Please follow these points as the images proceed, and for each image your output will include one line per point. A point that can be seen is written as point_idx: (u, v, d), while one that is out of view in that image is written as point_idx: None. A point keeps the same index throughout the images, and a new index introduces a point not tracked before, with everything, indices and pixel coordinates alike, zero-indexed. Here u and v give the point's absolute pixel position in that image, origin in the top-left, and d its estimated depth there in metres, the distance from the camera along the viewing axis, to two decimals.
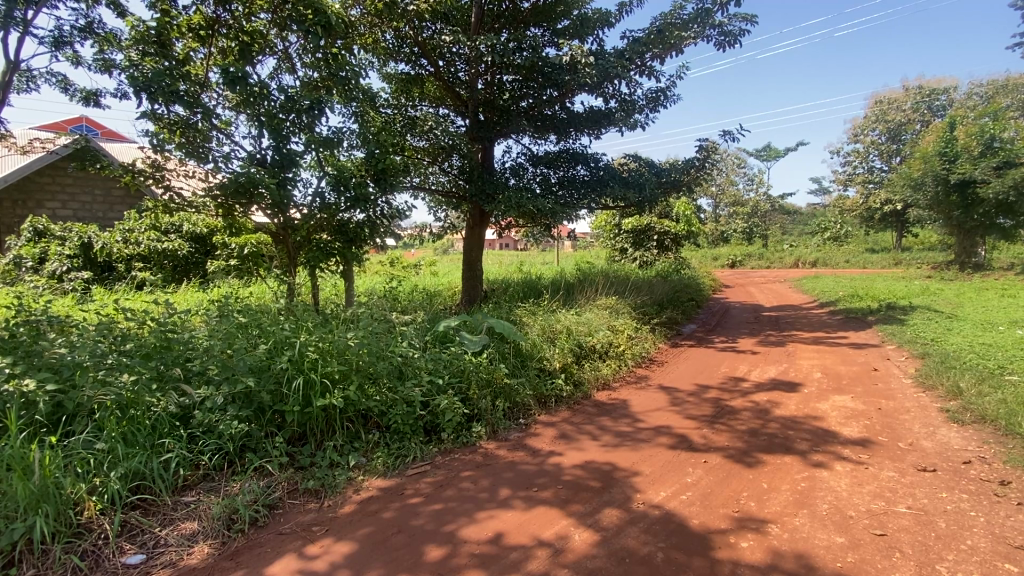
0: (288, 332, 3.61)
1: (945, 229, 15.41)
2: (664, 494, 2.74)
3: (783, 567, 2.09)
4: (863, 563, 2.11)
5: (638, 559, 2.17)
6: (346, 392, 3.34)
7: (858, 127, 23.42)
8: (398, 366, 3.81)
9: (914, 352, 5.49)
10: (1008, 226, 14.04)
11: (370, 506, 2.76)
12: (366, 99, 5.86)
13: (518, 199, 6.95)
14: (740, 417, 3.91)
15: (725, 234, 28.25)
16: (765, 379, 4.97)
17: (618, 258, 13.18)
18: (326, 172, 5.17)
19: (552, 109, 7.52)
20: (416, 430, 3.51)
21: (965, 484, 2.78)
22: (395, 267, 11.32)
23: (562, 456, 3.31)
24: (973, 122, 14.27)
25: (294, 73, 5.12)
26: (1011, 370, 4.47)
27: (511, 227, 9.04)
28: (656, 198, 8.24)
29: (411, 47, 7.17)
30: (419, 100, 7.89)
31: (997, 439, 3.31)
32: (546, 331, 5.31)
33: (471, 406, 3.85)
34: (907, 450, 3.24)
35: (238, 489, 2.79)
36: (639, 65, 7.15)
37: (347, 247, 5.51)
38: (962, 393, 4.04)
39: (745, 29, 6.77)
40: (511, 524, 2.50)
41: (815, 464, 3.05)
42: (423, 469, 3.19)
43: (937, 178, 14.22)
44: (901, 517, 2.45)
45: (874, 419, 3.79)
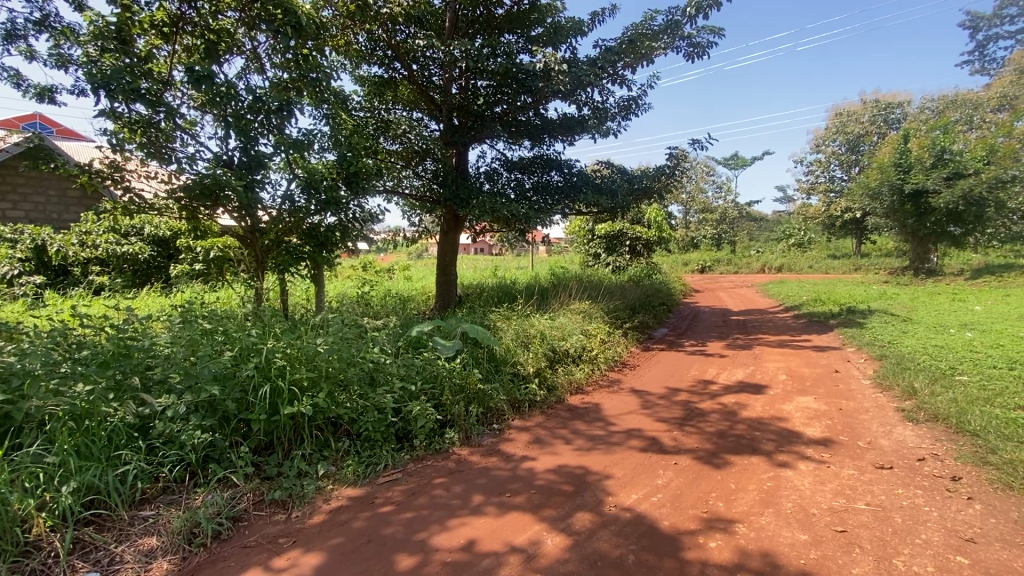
0: (255, 338, 3.51)
1: (902, 236, 16.11)
2: (635, 497, 2.77)
3: (750, 566, 2.14)
4: (824, 560, 2.17)
5: (610, 562, 2.18)
6: (316, 399, 3.27)
7: (820, 138, 24.36)
8: (370, 372, 3.76)
9: (873, 354, 5.72)
10: (958, 234, 14.74)
11: (340, 516, 2.70)
12: (338, 101, 5.80)
13: (492, 204, 7.00)
14: (709, 419, 4.00)
15: (694, 241, 28.98)
16: (733, 381, 5.08)
17: (592, 263, 13.36)
18: (297, 174, 5.10)
19: (526, 115, 7.59)
20: (388, 437, 3.46)
21: (919, 480, 2.90)
22: (367, 272, 11.21)
23: (535, 461, 3.31)
24: (927, 135, 15.00)
25: (263, 74, 5.03)
26: (962, 370, 4.70)
27: (486, 232, 9.03)
28: (628, 204, 8.39)
29: (385, 50, 7.11)
30: (393, 103, 7.85)
31: (949, 436, 3.48)
32: (520, 335, 5.30)
33: (444, 412, 3.81)
34: (866, 448, 3.36)
35: (201, 501, 2.70)
36: (612, 73, 7.27)
37: (317, 250, 5.43)
38: (916, 393, 4.23)
39: (712, 41, 6.98)
40: (483, 531, 2.48)
41: (780, 463, 3.14)
42: (394, 477, 3.14)
43: (893, 188, 14.86)
44: (860, 513, 2.54)
45: (835, 419, 3.93)
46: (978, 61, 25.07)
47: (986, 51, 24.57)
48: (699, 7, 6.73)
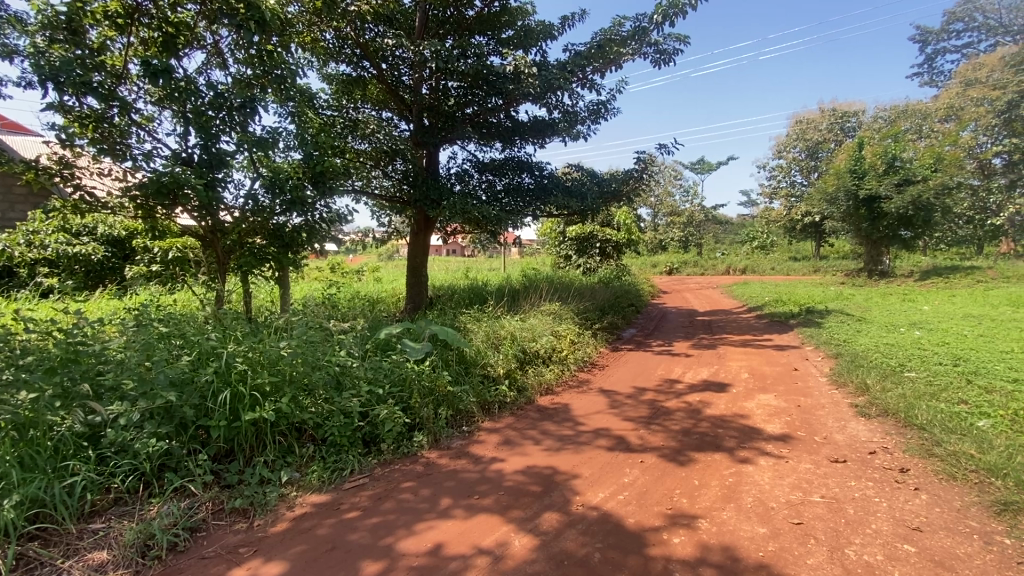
0: (214, 342, 3.39)
1: (857, 239, 16.83)
2: (602, 495, 2.81)
3: (711, 560, 2.19)
4: (781, 551, 2.25)
5: (576, 561, 2.20)
6: (279, 404, 3.18)
7: (781, 144, 25.24)
8: (336, 375, 3.69)
9: (829, 352, 5.96)
10: (908, 238, 15.49)
11: (304, 523, 2.64)
12: (304, 99, 5.70)
13: (463, 205, 6.98)
14: (674, 417, 4.09)
15: (662, 243, 29.59)
16: (697, 380, 5.20)
17: (563, 265, 13.48)
18: (261, 173, 4.98)
19: (497, 117, 7.62)
20: (355, 442, 3.40)
21: (870, 473, 3.03)
22: (336, 274, 11.00)
23: (504, 463, 3.31)
24: (879, 143, 15.73)
25: (225, 69, 4.88)
26: (910, 367, 4.95)
27: (457, 233, 9.00)
28: (598, 207, 8.50)
29: (353, 48, 7.01)
30: (362, 102, 7.75)
31: (898, 430, 3.65)
32: (490, 337, 5.30)
33: (413, 415, 3.77)
34: (822, 443, 3.50)
35: (156, 512, 2.60)
36: (581, 77, 7.36)
37: (282, 251, 5.31)
38: (869, 389, 4.43)
39: (678, 49, 7.15)
40: (450, 534, 2.47)
41: (741, 459, 3.23)
42: (361, 482, 3.09)
43: (849, 193, 15.52)
44: (816, 506, 2.64)
45: (794, 415, 4.08)
46: (926, 74, 26.42)
47: (934, 64, 25.91)
48: (665, 15, 6.88)
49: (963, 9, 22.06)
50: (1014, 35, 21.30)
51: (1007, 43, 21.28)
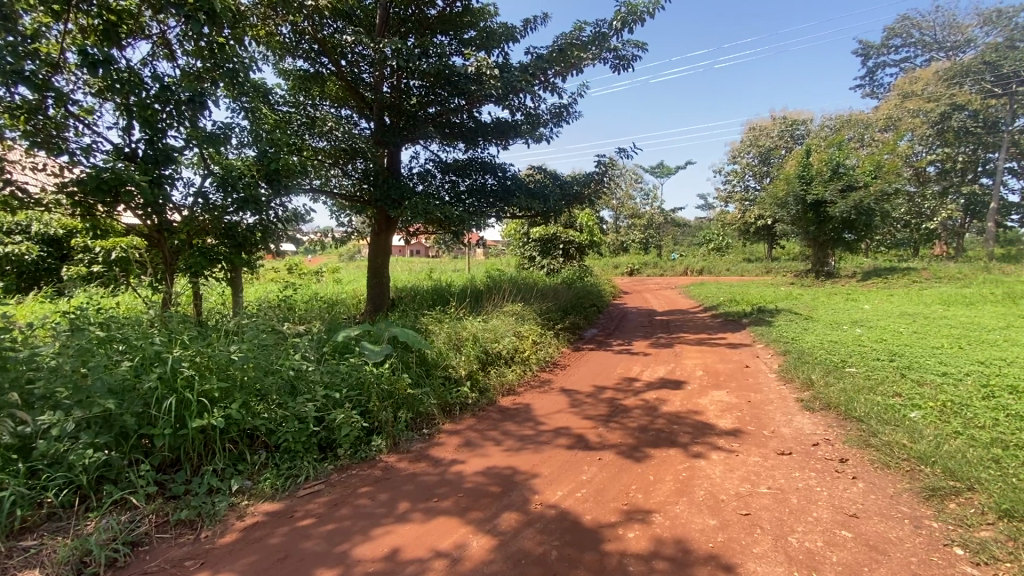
0: (159, 346, 3.23)
1: (805, 242, 17.67)
2: (560, 494, 2.84)
3: (664, 553, 2.25)
4: (730, 542, 2.34)
5: (533, 560, 2.22)
6: (229, 410, 3.07)
7: (735, 150, 26.22)
8: (291, 380, 3.59)
9: (778, 350, 6.23)
10: (851, 240, 16.39)
11: (255, 532, 2.55)
12: (258, 94, 5.52)
13: (425, 206, 6.91)
14: (632, 415, 4.18)
15: (623, 245, 30.23)
16: (655, 378, 5.34)
17: (527, 266, 13.55)
18: (212, 171, 4.79)
19: (459, 117, 7.59)
20: (310, 447, 3.31)
21: (813, 464, 3.19)
22: (293, 275, 10.68)
23: (464, 464, 3.30)
24: (825, 151, 16.56)
25: (173, 61, 4.67)
26: (851, 363, 5.24)
27: (419, 233, 8.90)
28: (560, 208, 8.59)
29: (311, 44, 6.83)
30: (320, 99, 7.57)
31: (839, 422, 3.86)
32: (452, 338, 5.26)
33: (371, 418, 3.70)
34: (770, 436, 3.66)
35: (93, 527, 2.46)
36: (543, 80, 7.43)
37: (234, 251, 5.12)
38: (813, 384, 4.66)
39: (636, 55, 7.33)
40: (408, 538, 2.44)
41: (695, 454, 3.34)
42: (316, 488, 3.02)
43: (797, 198, 16.27)
44: (763, 497, 2.76)
45: (745, 410, 4.24)
46: (868, 86, 27.99)
47: (874, 77, 27.52)
48: (624, 22, 7.04)
49: (901, 25, 23.51)
50: (946, 52, 22.85)
51: (939, 59, 22.82)
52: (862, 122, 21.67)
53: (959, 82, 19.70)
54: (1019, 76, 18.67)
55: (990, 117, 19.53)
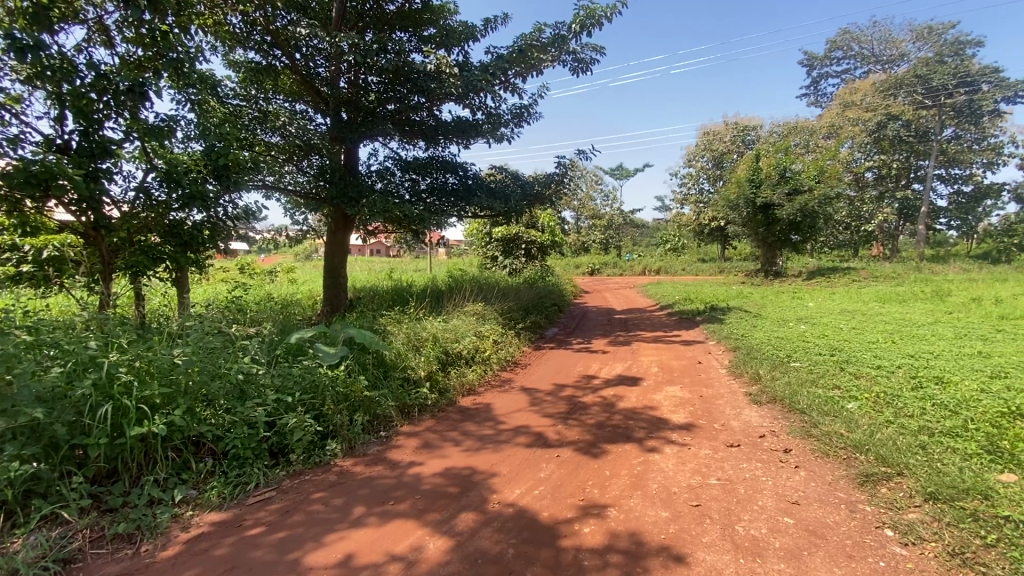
0: (93, 350, 3.03)
1: (754, 243, 18.45)
2: (518, 492, 2.85)
3: (618, 546, 2.31)
4: (681, 532, 2.42)
5: (490, 559, 2.23)
6: (171, 417, 2.92)
7: (691, 154, 27.07)
8: (239, 384, 3.45)
9: (729, 346, 6.49)
10: (797, 241, 17.24)
11: (200, 543, 2.44)
12: (205, 85, 5.29)
13: (384, 204, 6.78)
14: (590, 412, 4.25)
15: (584, 245, 30.66)
16: (613, 375, 5.44)
17: (489, 266, 13.55)
18: (155, 165, 4.57)
19: (420, 115, 7.50)
20: (260, 453, 3.19)
21: (759, 454, 3.34)
22: (245, 275, 10.25)
23: (422, 466, 3.27)
24: (773, 155, 17.32)
25: (111, 48, 4.41)
26: (795, 357, 5.51)
27: (378, 232, 8.73)
28: (522, 209, 8.62)
29: (263, 35, 6.57)
30: (273, 93, 7.31)
31: (784, 414, 4.06)
32: (411, 339, 5.19)
33: (325, 422, 3.61)
34: (721, 429, 3.80)
35: (19, 545, 2.29)
36: (504, 80, 7.45)
37: (180, 251, 4.87)
38: (761, 378, 4.88)
39: (595, 58, 7.45)
40: (362, 542, 2.40)
41: (649, 449, 3.43)
42: (267, 495, 2.91)
43: (748, 200, 16.97)
44: (712, 488, 2.86)
45: (697, 405, 4.39)
46: (812, 95, 29.50)
47: (818, 87, 29.03)
48: (583, 25, 7.14)
49: (842, 39, 24.89)
50: (882, 65, 24.37)
51: (877, 72, 24.31)
52: (808, 129, 22.82)
53: (893, 93, 21.04)
54: (946, 89, 20.11)
55: (920, 126, 20.97)
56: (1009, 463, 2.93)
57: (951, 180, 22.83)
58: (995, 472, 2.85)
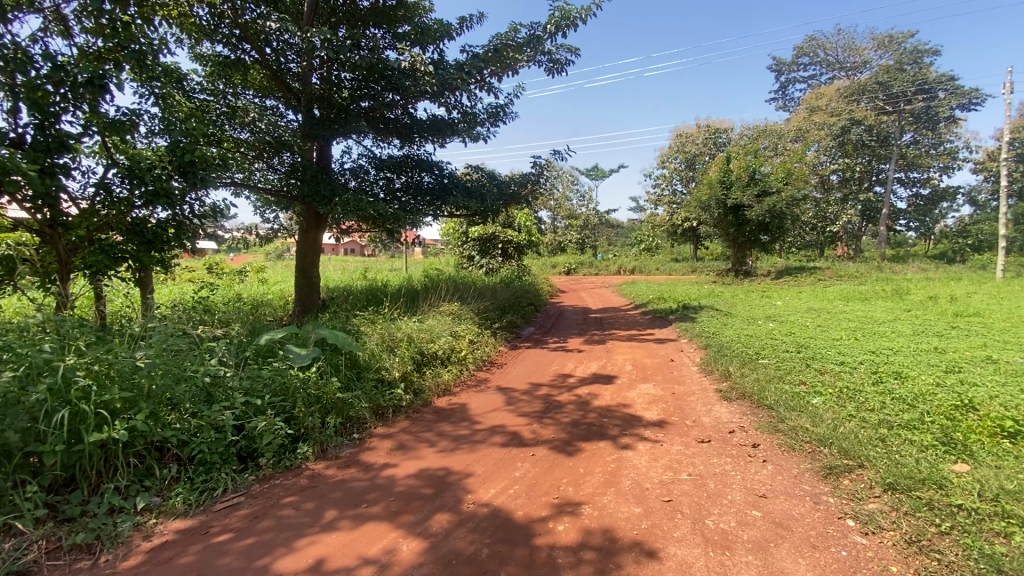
0: (48, 354, 2.89)
1: (725, 243, 18.87)
2: (493, 491, 2.85)
3: (592, 543, 2.33)
4: (653, 528, 2.45)
5: (464, 560, 2.22)
6: (133, 422, 2.82)
7: (664, 155, 27.51)
8: (205, 388, 3.36)
9: (701, 344, 6.62)
10: (766, 242, 17.70)
11: (164, 552, 2.36)
12: (169, 78, 5.13)
13: (357, 203, 6.67)
14: (565, 410, 4.28)
15: (561, 245, 30.82)
16: (588, 374, 5.50)
17: (465, 265, 13.50)
18: (117, 161, 4.41)
19: (394, 113, 7.42)
20: (228, 458, 3.11)
21: (729, 449, 3.42)
22: (213, 274, 9.96)
23: (396, 467, 3.23)
24: (743, 158, 17.75)
25: (69, 39, 4.22)
26: (764, 355, 5.67)
27: (352, 231, 8.60)
28: (497, 208, 8.62)
29: (231, 28, 6.40)
30: (242, 88, 7.12)
31: (752, 410, 4.16)
32: (385, 339, 5.13)
33: (296, 425, 3.54)
34: (692, 426, 3.88)
35: None
36: (479, 80, 7.43)
37: (143, 249, 4.69)
38: (730, 375, 5.00)
39: (569, 59, 7.49)
40: (334, 547, 2.36)
41: (623, 446, 3.48)
42: (235, 501, 2.84)
43: (719, 202, 17.34)
44: (684, 483, 2.92)
45: (670, 402, 4.47)
46: (780, 99, 30.34)
47: (786, 91, 29.88)
48: (558, 26, 7.17)
49: (809, 45, 25.66)
50: (846, 71, 25.23)
51: (841, 78, 25.15)
52: (776, 132, 23.45)
53: (857, 99, 21.79)
54: (906, 96, 20.93)
55: (881, 131, 21.80)
56: (962, 454, 3.08)
57: (910, 184, 23.80)
58: (949, 462, 2.99)
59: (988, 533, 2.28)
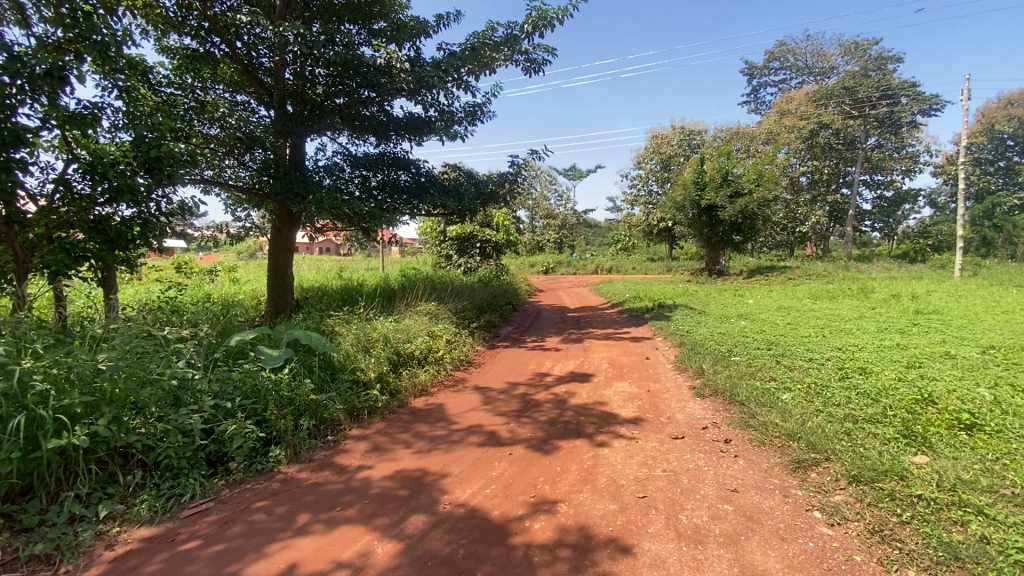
0: (2, 357, 2.76)
1: (699, 243, 19.21)
2: (469, 491, 2.85)
3: (567, 541, 2.35)
4: (628, 524, 2.49)
5: (440, 561, 2.21)
6: (95, 427, 2.71)
7: (640, 156, 27.86)
8: (173, 391, 3.26)
9: (675, 342, 6.73)
10: (738, 242, 18.09)
11: (128, 561, 2.28)
12: (134, 70, 4.95)
13: (332, 201, 6.55)
14: (542, 409, 4.30)
15: (539, 244, 30.92)
16: (565, 372, 5.53)
17: (443, 265, 13.42)
18: (78, 156, 4.24)
19: (370, 110, 7.33)
20: (197, 463, 3.03)
21: (702, 445, 3.49)
22: (181, 274, 9.67)
23: (372, 469, 3.20)
24: (716, 159, 18.10)
25: (26, 28, 4.04)
26: (736, 352, 5.80)
27: (327, 230, 8.46)
28: (475, 208, 8.60)
29: (200, 21, 6.23)
30: (211, 82, 6.93)
31: (725, 406, 4.26)
32: (360, 340, 5.07)
33: (268, 428, 3.46)
34: (667, 422, 3.94)
35: None
36: (456, 78, 7.39)
37: (106, 248, 4.51)
38: (704, 372, 5.10)
39: (546, 59, 7.52)
40: (307, 551, 2.32)
41: (599, 443, 3.51)
42: (204, 507, 2.76)
43: (693, 202, 17.66)
44: (658, 479, 2.96)
45: (645, 399, 4.54)
46: (752, 102, 31.04)
47: (757, 95, 30.60)
48: (535, 26, 7.19)
49: (779, 50, 26.33)
50: (815, 76, 25.97)
51: (810, 82, 25.87)
52: (748, 135, 24.00)
53: (825, 103, 22.43)
54: (871, 101, 21.66)
55: (848, 135, 22.52)
56: (922, 446, 3.20)
57: (875, 186, 24.66)
58: (910, 454, 3.11)
59: (946, 521, 2.38)
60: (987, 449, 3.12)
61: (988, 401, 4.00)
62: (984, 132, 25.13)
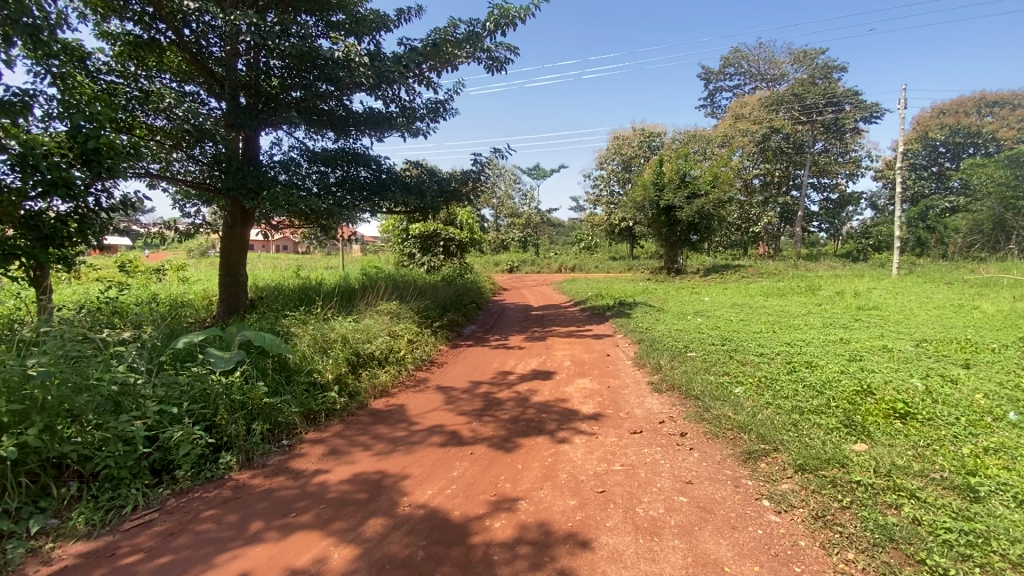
0: None
1: (659, 242, 19.69)
2: (430, 492, 2.82)
3: (527, 538, 2.36)
4: (587, 519, 2.52)
5: (398, 563, 2.18)
6: (24, 437, 2.53)
7: (602, 156, 28.28)
8: (113, 396, 3.07)
9: (635, 339, 6.88)
10: (695, 241, 18.64)
11: None
12: (69, 56, 4.64)
13: (288, 198, 6.30)
14: (504, 407, 4.31)
15: (503, 243, 30.95)
16: (527, 371, 5.56)
17: (406, 263, 13.23)
18: (6, 147, 3.95)
19: (327, 104, 7.17)
20: (140, 472, 2.87)
21: (659, 439, 3.58)
22: (124, 274, 9.15)
23: (329, 473, 3.12)
24: (674, 161, 18.57)
25: None
26: (693, 348, 5.98)
27: (283, 227, 8.18)
28: (438, 206, 8.51)
29: (144, 6, 5.90)
30: (156, 71, 6.58)
31: (681, 401, 4.39)
32: (318, 341, 4.94)
33: (218, 434, 3.32)
34: (625, 418, 4.03)
35: None
36: (418, 73, 7.30)
37: (38, 245, 4.21)
38: (661, 368, 5.24)
39: (508, 58, 7.52)
40: (259, 559, 2.24)
41: (559, 440, 3.55)
42: (148, 518, 2.62)
43: (652, 202, 18.08)
44: (617, 474, 3.03)
45: (605, 395, 4.62)
46: (708, 106, 32.01)
47: (712, 99, 31.60)
48: (497, 24, 7.18)
49: (734, 56, 27.27)
50: (767, 83, 27.04)
51: (762, 88, 26.91)
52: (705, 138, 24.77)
53: (775, 109, 23.00)
54: (818, 108, 22.39)
55: (797, 139, 23.56)
56: (861, 434, 3.40)
57: (821, 188, 25.93)
58: (851, 442, 3.29)
59: (882, 505, 2.54)
60: (919, 436, 3.34)
61: (920, 390, 4.28)
62: (919, 139, 26.79)
